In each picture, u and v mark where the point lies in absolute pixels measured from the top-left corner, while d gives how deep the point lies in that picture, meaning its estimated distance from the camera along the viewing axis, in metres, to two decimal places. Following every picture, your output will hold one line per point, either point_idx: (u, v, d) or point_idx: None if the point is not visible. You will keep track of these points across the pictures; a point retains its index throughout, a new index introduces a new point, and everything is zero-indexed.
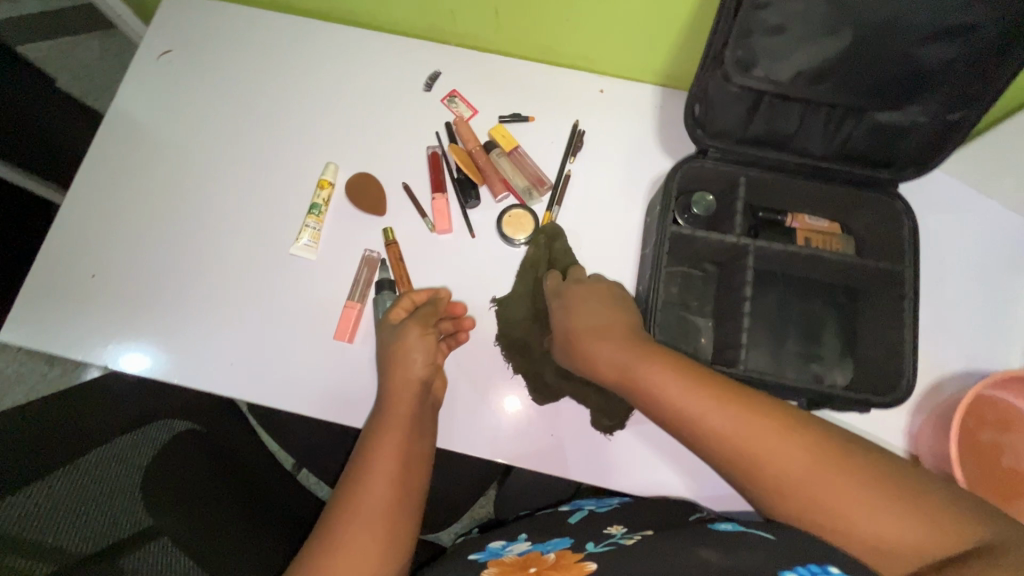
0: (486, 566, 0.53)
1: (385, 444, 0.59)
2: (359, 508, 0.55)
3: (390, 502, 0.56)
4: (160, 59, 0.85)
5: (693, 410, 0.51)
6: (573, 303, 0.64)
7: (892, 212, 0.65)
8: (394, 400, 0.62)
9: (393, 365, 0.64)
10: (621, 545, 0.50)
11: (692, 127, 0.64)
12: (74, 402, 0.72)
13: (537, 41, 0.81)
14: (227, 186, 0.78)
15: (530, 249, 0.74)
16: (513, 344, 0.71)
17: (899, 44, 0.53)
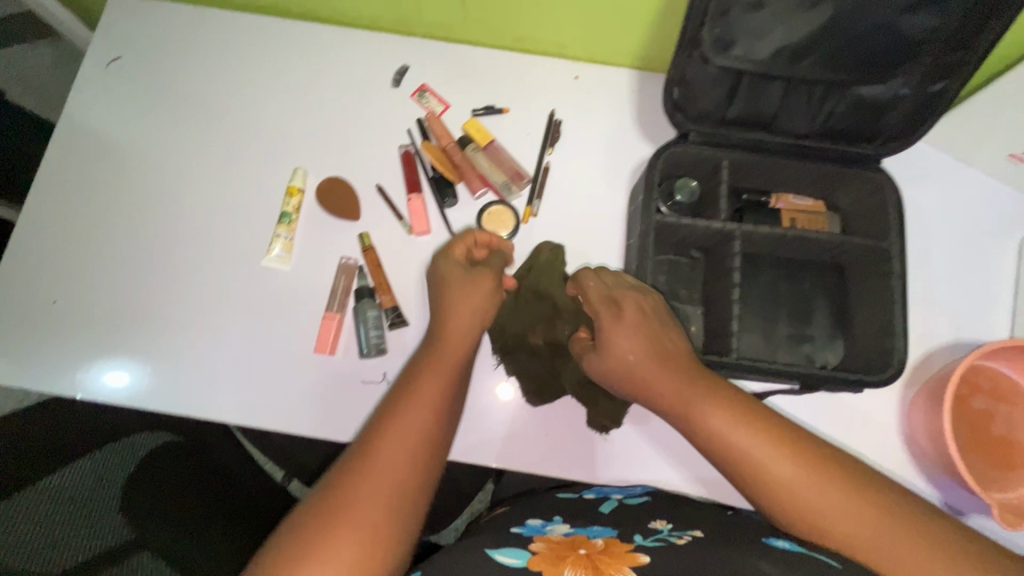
0: (533, 542, 0.53)
1: (422, 391, 0.56)
2: (383, 448, 0.51)
3: (415, 446, 0.52)
4: (106, 66, 0.80)
5: (746, 441, 0.51)
6: (623, 320, 0.60)
7: (875, 187, 0.64)
8: (444, 348, 0.60)
9: (441, 316, 0.62)
10: (672, 542, 0.51)
11: (672, 112, 0.62)
12: (59, 420, 0.74)
13: (506, 29, 0.77)
14: (191, 198, 0.75)
15: (539, 259, 0.72)
16: (513, 351, 0.69)
17: (878, 18, 0.51)
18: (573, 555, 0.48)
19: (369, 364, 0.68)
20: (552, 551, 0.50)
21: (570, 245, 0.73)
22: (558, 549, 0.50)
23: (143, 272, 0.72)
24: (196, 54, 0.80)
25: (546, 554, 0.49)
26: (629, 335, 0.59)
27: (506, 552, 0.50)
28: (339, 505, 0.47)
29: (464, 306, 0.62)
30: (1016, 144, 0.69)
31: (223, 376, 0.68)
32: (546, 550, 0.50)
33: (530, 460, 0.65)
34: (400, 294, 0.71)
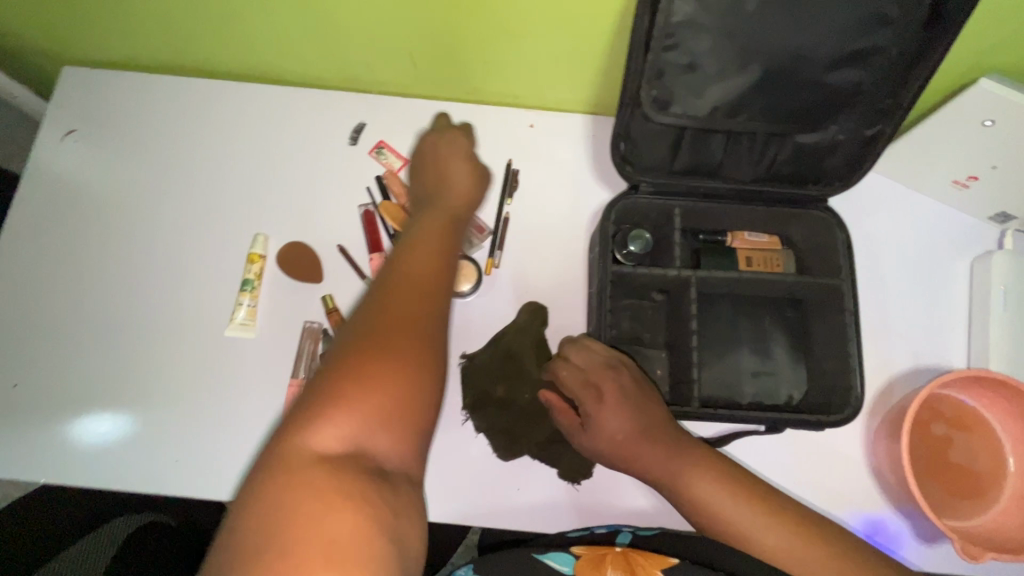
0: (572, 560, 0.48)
1: (419, 246, 0.54)
2: (393, 288, 0.48)
3: (422, 291, 0.49)
4: (62, 139, 0.80)
5: (730, 511, 0.54)
6: (605, 399, 0.60)
7: (824, 224, 0.66)
8: (427, 228, 0.57)
9: (429, 212, 0.61)
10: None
11: (621, 165, 0.63)
12: (61, 524, 0.82)
13: (458, 82, 0.79)
14: (151, 270, 0.75)
15: (510, 319, 0.73)
16: (479, 406, 0.69)
17: (806, 73, 0.53)
18: (612, 555, 0.50)
19: None
20: (593, 552, 0.50)
21: (533, 293, 0.74)
22: (596, 549, 0.51)
23: (107, 347, 0.72)
24: (155, 122, 0.81)
25: (590, 558, 0.49)
26: (612, 413, 0.60)
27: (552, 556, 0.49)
28: (353, 349, 0.44)
29: (450, 201, 0.64)
30: (959, 172, 0.71)
31: (190, 449, 0.68)
32: (586, 551, 0.50)
33: (508, 513, 0.66)
34: None
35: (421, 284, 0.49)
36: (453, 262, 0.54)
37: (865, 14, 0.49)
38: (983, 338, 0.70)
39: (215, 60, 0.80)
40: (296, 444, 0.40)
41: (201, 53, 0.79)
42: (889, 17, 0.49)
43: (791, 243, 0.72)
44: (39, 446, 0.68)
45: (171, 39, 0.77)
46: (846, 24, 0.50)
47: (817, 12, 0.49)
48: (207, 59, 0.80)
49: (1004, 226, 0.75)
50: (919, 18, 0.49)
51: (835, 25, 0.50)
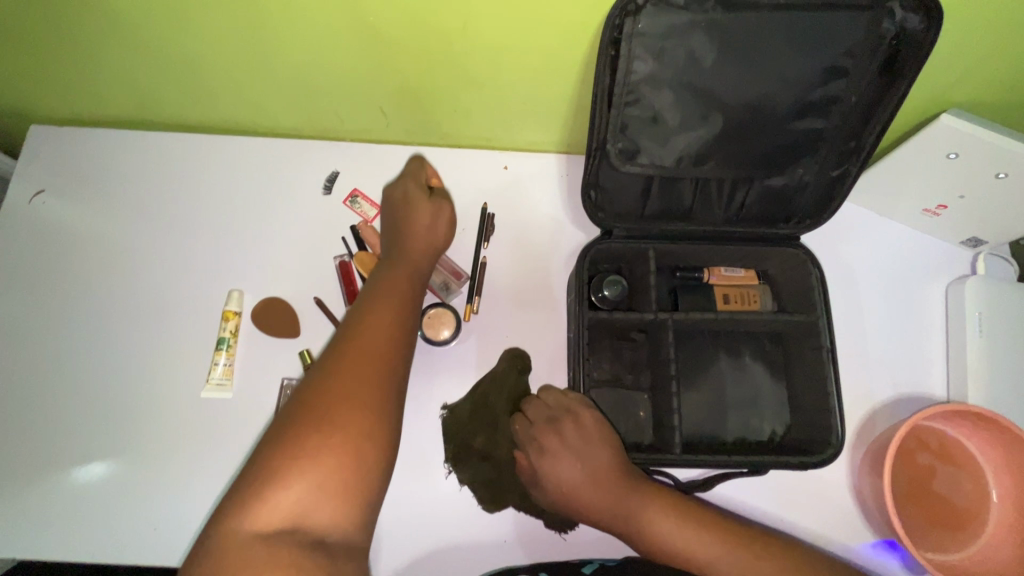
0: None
1: (377, 303, 0.52)
2: (347, 351, 0.47)
3: (379, 355, 0.48)
4: (30, 201, 0.79)
5: (678, 537, 0.55)
6: (553, 451, 0.60)
7: (798, 261, 0.66)
8: (390, 280, 0.56)
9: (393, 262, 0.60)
10: None
11: (593, 213, 0.63)
12: None
13: (430, 129, 0.79)
14: (125, 332, 0.74)
15: (494, 367, 0.72)
16: (462, 458, 0.69)
17: (767, 122, 0.54)
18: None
19: None
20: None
21: (513, 338, 0.74)
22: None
23: (80, 414, 0.71)
24: (126, 179, 0.80)
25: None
26: (572, 463, 0.59)
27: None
28: (303, 421, 0.43)
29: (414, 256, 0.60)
30: (928, 202, 0.72)
31: (169, 517, 0.67)
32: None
33: (497, 566, 0.66)
34: None
35: (373, 346, 0.48)
36: (412, 317, 0.53)
37: (820, 66, 0.50)
38: (962, 365, 0.71)
39: (185, 114, 0.80)
40: (249, 514, 0.40)
41: (171, 109, 0.79)
42: (844, 69, 0.50)
43: (768, 276, 0.72)
44: (13, 521, 0.67)
45: (139, 97, 0.76)
46: (802, 74, 0.50)
47: (773, 66, 0.50)
48: (177, 113, 0.79)
49: (976, 249, 0.76)
50: (873, 68, 0.50)
51: (792, 77, 0.50)
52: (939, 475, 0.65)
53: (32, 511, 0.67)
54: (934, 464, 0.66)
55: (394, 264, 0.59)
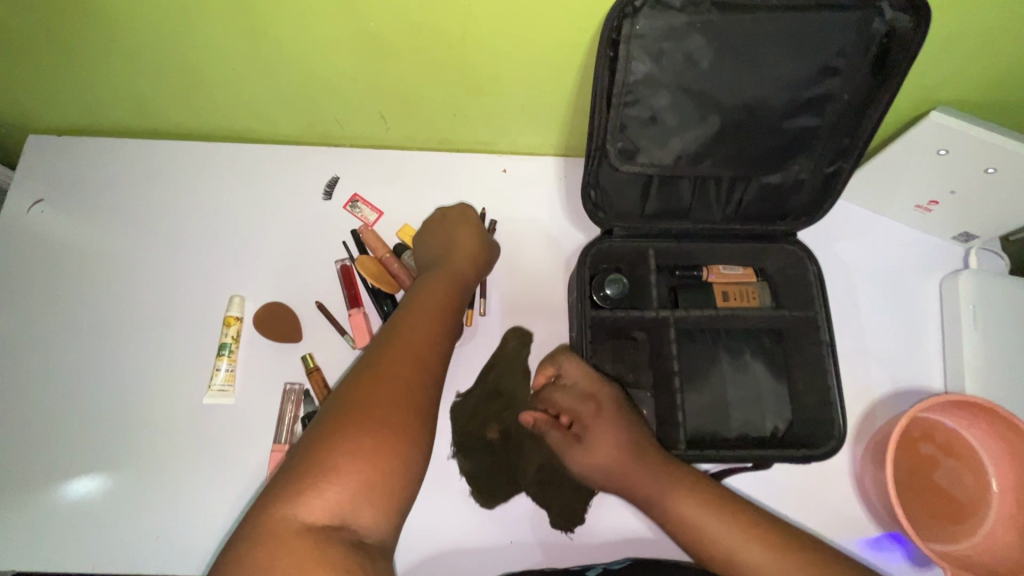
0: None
1: (415, 314, 0.56)
2: (390, 355, 0.51)
3: (416, 359, 0.52)
4: (28, 211, 0.79)
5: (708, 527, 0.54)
6: (598, 419, 0.64)
7: (795, 258, 0.67)
8: (425, 294, 0.60)
9: (425, 280, 0.64)
10: None
11: (593, 212, 0.64)
12: None
13: (428, 133, 0.80)
14: (125, 340, 0.73)
15: (507, 355, 0.74)
16: (471, 442, 0.70)
17: (762, 120, 0.55)
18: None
19: None
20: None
21: (514, 338, 0.74)
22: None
23: (80, 424, 0.70)
24: (126, 188, 0.80)
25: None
26: (608, 432, 0.62)
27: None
28: (349, 418, 0.46)
29: (455, 269, 0.66)
30: (920, 197, 0.74)
31: (172, 525, 0.66)
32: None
33: (504, 568, 0.65)
34: None
35: (416, 355, 0.52)
36: (449, 327, 0.58)
37: (813, 65, 0.51)
38: (958, 357, 0.72)
39: (184, 122, 0.80)
40: (296, 508, 0.43)
41: (170, 117, 0.79)
42: (836, 67, 0.51)
43: (766, 274, 0.73)
44: (12, 534, 0.66)
45: (138, 105, 0.77)
46: (796, 74, 0.52)
47: (767, 65, 0.51)
48: (177, 122, 0.80)
49: (968, 244, 0.78)
50: (864, 67, 0.51)
51: (785, 76, 0.51)
52: (942, 472, 0.65)
53: (33, 523, 0.67)
54: (945, 462, 0.65)
55: (430, 277, 0.63)
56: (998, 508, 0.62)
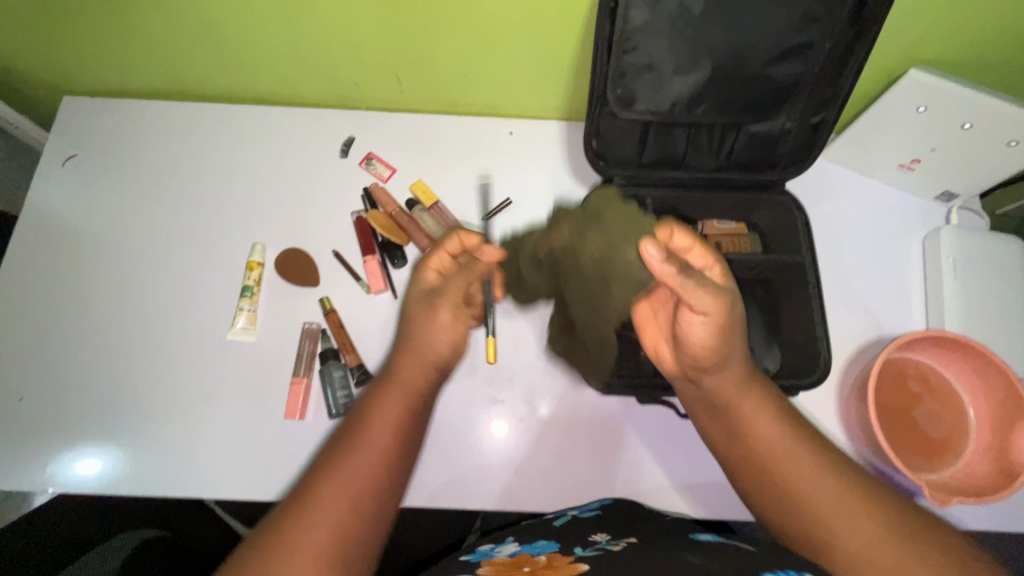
0: (480, 564, 0.56)
1: (386, 408, 0.57)
2: (334, 469, 0.52)
3: (369, 478, 0.52)
4: (62, 164, 0.84)
5: (758, 427, 0.57)
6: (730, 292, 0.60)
7: (783, 209, 0.73)
8: (404, 371, 0.60)
9: (403, 351, 0.62)
10: (607, 551, 0.54)
11: (594, 160, 0.69)
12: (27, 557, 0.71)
13: (438, 96, 0.84)
14: (151, 284, 0.78)
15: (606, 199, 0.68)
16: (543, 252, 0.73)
17: (751, 68, 0.59)
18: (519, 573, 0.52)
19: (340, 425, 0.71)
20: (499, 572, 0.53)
21: None
22: (504, 569, 0.54)
23: (111, 359, 0.75)
24: (155, 145, 0.85)
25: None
26: (732, 303, 0.57)
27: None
28: (276, 539, 0.47)
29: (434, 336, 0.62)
30: (903, 156, 0.78)
31: (197, 452, 0.71)
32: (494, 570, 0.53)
33: (502, 496, 0.69)
34: (365, 352, 0.75)
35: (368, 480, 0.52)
36: (412, 449, 0.57)
37: (796, 14, 0.55)
38: (940, 307, 0.76)
39: (208, 83, 0.85)
40: None
41: (196, 78, 0.84)
42: (818, 17, 0.56)
43: (758, 227, 0.77)
44: (47, 456, 0.71)
45: (168, 65, 0.81)
46: (782, 23, 0.56)
47: (755, 14, 0.55)
48: (201, 84, 0.85)
49: (949, 204, 0.82)
50: (844, 17, 0.56)
51: (771, 24, 0.56)
52: (924, 415, 0.69)
53: (67, 448, 0.71)
54: (931, 408, 0.69)
55: (410, 349, 0.61)
56: (971, 456, 0.66)
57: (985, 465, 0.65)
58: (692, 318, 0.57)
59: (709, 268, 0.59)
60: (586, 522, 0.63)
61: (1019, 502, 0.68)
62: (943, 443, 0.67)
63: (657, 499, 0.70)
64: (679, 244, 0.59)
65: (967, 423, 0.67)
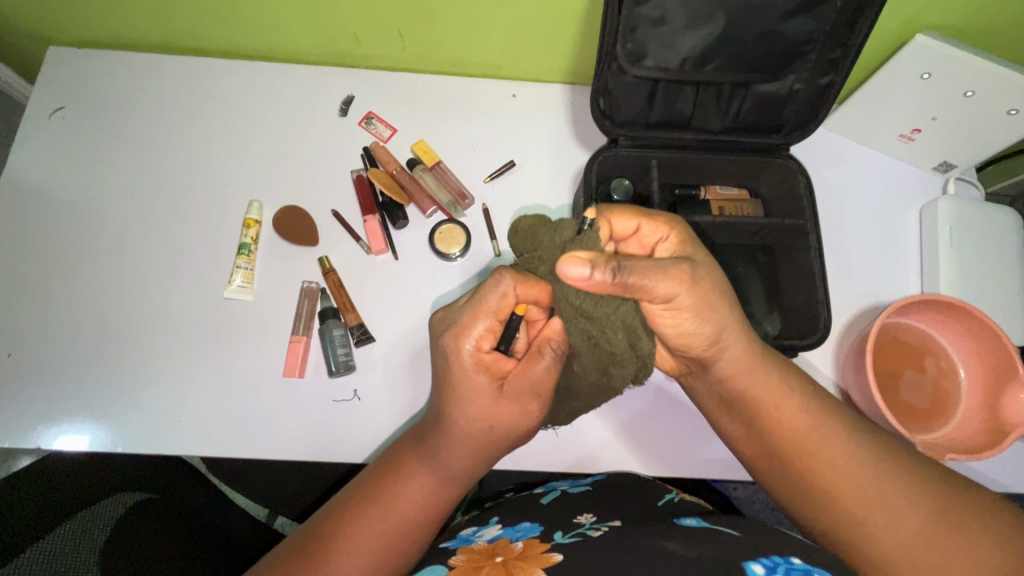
0: (455, 553, 0.53)
1: (425, 474, 0.57)
2: (354, 535, 0.54)
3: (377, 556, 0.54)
4: (49, 116, 0.81)
5: (783, 408, 0.56)
6: (694, 270, 0.53)
7: (788, 172, 0.73)
8: (442, 450, 0.57)
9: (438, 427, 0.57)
10: (588, 535, 0.52)
11: (601, 120, 0.69)
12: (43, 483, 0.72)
13: (439, 56, 0.82)
14: (143, 240, 0.76)
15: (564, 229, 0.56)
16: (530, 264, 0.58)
17: (763, 24, 0.59)
18: (489, 564, 0.48)
19: (340, 384, 0.71)
20: (470, 562, 0.50)
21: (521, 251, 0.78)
22: (476, 559, 0.50)
23: (104, 316, 0.73)
24: (145, 100, 0.82)
25: (464, 567, 0.49)
26: (710, 262, 0.56)
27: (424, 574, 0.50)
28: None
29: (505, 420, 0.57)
30: (904, 126, 0.78)
31: (192, 411, 0.70)
32: (464, 562, 0.50)
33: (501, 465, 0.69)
34: (365, 311, 0.74)
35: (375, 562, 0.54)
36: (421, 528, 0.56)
37: None
38: (935, 275, 0.77)
39: (198, 37, 0.82)
40: None
41: (188, 31, 0.80)
42: None
43: (758, 194, 0.79)
44: (37, 413, 0.69)
45: (158, 17, 0.78)
46: None
47: None
48: (193, 37, 0.82)
49: (946, 174, 0.82)
50: None
51: None
52: (907, 383, 0.71)
53: (56, 405, 0.70)
54: (920, 376, 0.71)
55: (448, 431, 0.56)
56: (963, 417, 0.67)
57: (975, 424, 0.66)
58: (684, 283, 0.52)
59: (664, 239, 0.58)
60: (577, 500, 0.63)
61: (1005, 463, 0.70)
62: (936, 405, 0.69)
63: (654, 470, 0.69)
64: (622, 229, 0.58)
65: (958, 383, 0.68)
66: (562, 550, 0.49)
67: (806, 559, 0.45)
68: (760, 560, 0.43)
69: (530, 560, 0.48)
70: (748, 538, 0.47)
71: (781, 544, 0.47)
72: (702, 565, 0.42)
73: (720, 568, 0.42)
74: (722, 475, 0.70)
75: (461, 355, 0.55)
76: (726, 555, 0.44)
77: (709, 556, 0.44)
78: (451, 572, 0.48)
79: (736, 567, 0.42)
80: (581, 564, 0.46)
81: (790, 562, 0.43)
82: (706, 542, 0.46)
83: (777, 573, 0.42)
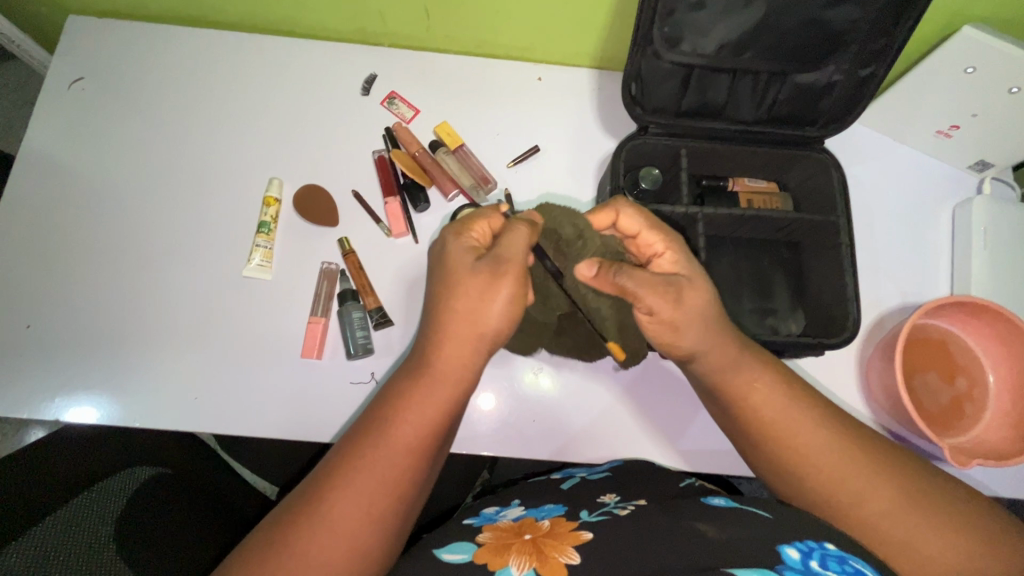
0: (481, 531, 0.52)
1: (427, 398, 0.53)
2: (370, 456, 0.50)
3: (395, 472, 0.50)
4: (70, 86, 0.80)
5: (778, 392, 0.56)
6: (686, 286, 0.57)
7: (821, 165, 0.71)
8: (449, 355, 0.55)
9: (446, 332, 0.55)
10: (614, 514, 0.52)
11: (632, 106, 0.67)
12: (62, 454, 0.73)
13: (464, 36, 0.80)
14: (162, 214, 0.76)
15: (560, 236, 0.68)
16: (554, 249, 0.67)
17: (806, 10, 0.57)
18: (518, 542, 0.48)
19: (358, 366, 0.71)
20: (498, 539, 0.49)
21: None
22: (504, 536, 0.50)
23: (124, 288, 0.73)
24: (165, 73, 0.81)
25: (492, 544, 0.49)
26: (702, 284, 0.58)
27: (451, 547, 0.50)
28: (308, 515, 0.47)
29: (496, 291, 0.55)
30: (943, 122, 0.76)
31: (209, 386, 0.70)
32: (491, 539, 0.50)
33: (515, 446, 0.69)
34: (384, 295, 0.74)
35: (394, 478, 0.50)
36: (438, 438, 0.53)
37: None
38: (966, 275, 0.75)
39: (220, 10, 0.80)
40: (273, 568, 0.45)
41: (209, 3, 0.79)
42: None
43: (787, 187, 0.77)
44: (57, 384, 0.69)
45: None
46: None
47: None
48: (214, 11, 0.80)
49: (982, 174, 0.80)
50: None
51: None
52: (930, 385, 0.70)
53: (77, 376, 0.70)
54: (944, 380, 0.70)
55: (455, 325, 0.55)
56: (989, 423, 0.66)
57: (1001, 431, 0.65)
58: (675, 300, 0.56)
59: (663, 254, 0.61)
60: (598, 483, 0.62)
61: None
62: (961, 409, 0.68)
63: (670, 459, 0.69)
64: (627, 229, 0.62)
65: (984, 388, 0.67)
66: (591, 529, 0.49)
67: (841, 546, 0.44)
68: (795, 544, 0.42)
69: (560, 539, 0.48)
70: (782, 521, 0.46)
71: (815, 530, 0.46)
72: (734, 547, 0.42)
73: (753, 552, 0.41)
74: (738, 467, 0.70)
75: (465, 244, 0.58)
76: (760, 538, 0.43)
77: (743, 539, 0.43)
78: (481, 548, 0.48)
79: (771, 551, 0.41)
80: (611, 546, 0.45)
81: (825, 547, 0.43)
82: (737, 524, 0.46)
83: (813, 558, 0.41)
